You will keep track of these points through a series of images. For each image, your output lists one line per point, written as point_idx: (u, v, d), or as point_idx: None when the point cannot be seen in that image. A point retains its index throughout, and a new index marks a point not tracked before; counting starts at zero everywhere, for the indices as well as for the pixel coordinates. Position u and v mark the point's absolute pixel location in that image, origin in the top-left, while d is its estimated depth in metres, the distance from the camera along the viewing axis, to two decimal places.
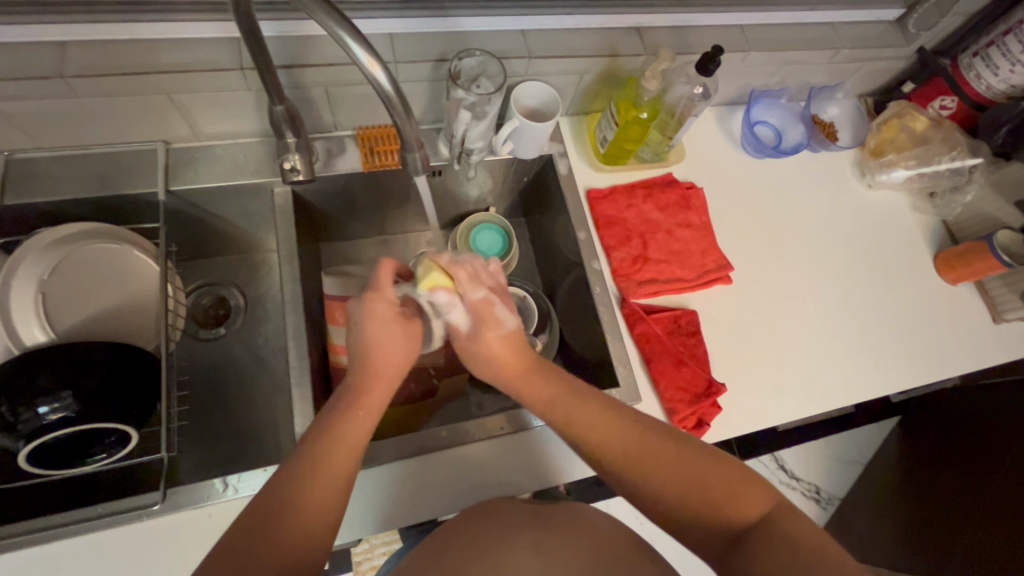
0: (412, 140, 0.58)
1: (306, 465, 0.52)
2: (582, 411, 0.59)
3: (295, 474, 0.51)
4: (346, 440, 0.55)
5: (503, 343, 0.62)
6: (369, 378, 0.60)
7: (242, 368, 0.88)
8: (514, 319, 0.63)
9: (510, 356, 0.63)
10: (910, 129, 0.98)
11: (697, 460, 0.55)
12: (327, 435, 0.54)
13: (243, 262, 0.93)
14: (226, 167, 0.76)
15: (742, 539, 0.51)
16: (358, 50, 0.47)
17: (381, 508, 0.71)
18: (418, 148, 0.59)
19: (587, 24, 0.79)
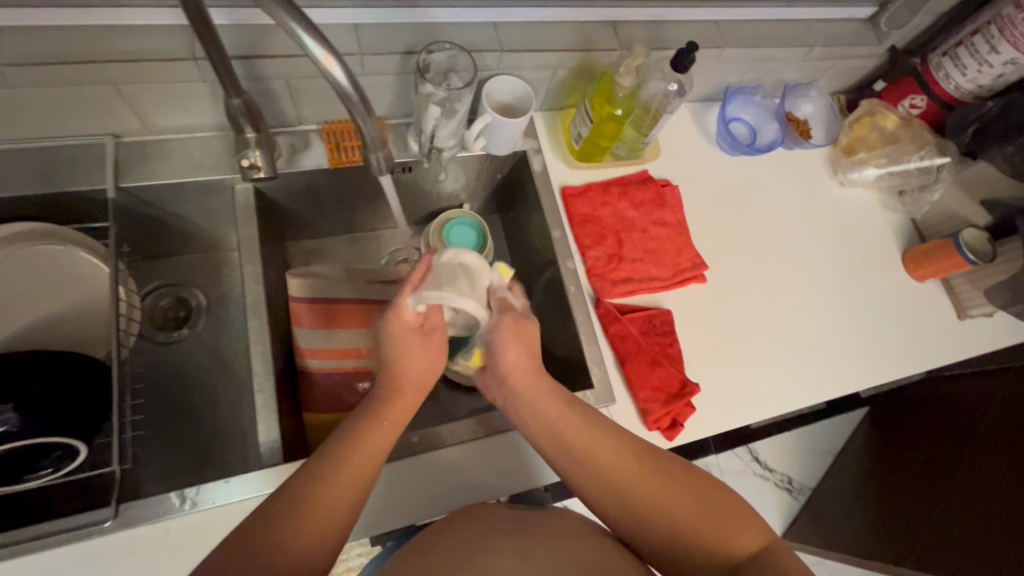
0: (375, 139, 0.55)
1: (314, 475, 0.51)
2: (579, 439, 0.59)
3: (320, 473, 0.52)
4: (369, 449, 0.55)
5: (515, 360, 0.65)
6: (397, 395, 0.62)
7: (205, 372, 0.84)
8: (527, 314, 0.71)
9: (521, 369, 0.65)
10: (881, 128, 0.99)
11: (690, 490, 0.57)
12: (350, 442, 0.55)
13: (205, 261, 0.89)
14: (182, 162, 0.73)
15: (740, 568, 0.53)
16: (312, 44, 0.44)
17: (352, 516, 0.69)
18: (381, 147, 0.56)
19: (560, 18, 0.77)
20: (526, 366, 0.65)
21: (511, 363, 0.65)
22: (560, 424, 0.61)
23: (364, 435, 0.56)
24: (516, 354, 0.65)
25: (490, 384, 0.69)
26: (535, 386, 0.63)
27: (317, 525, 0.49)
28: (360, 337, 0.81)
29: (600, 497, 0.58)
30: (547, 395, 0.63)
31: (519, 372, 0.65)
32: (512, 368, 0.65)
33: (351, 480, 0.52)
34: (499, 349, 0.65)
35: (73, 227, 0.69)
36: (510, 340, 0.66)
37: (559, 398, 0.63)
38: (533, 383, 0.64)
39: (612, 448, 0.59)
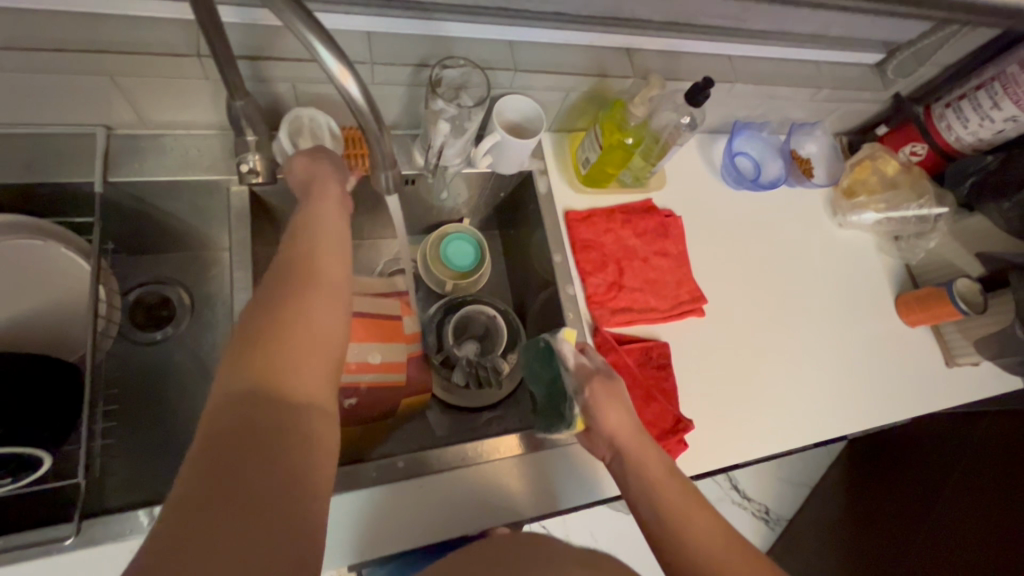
0: (387, 157, 0.53)
1: (270, 368, 0.44)
2: (677, 509, 0.58)
3: (262, 355, 0.45)
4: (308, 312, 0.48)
5: (622, 421, 0.65)
6: (310, 252, 0.53)
7: (183, 376, 0.81)
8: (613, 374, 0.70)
9: (627, 428, 0.64)
10: (881, 172, 1.00)
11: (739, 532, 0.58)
12: (275, 317, 0.47)
13: (191, 259, 0.86)
14: (176, 159, 0.70)
15: None
16: (328, 57, 0.42)
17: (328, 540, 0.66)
18: (392, 166, 0.54)
19: (577, 41, 0.76)
20: (631, 428, 0.64)
21: (614, 427, 0.64)
22: (657, 485, 0.60)
23: (280, 305, 0.48)
24: (618, 417, 0.65)
25: (595, 444, 0.68)
26: (633, 437, 0.64)
27: (288, 396, 0.44)
28: (348, 350, 0.75)
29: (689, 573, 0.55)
30: (653, 455, 0.62)
31: (624, 435, 0.64)
32: (617, 431, 0.64)
33: (310, 344, 0.47)
34: (599, 415, 0.65)
35: (54, 220, 0.65)
36: (607, 404, 0.65)
37: (646, 441, 0.64)
38: (633, 434, 0.64)
39: (710, 529, 0.57)
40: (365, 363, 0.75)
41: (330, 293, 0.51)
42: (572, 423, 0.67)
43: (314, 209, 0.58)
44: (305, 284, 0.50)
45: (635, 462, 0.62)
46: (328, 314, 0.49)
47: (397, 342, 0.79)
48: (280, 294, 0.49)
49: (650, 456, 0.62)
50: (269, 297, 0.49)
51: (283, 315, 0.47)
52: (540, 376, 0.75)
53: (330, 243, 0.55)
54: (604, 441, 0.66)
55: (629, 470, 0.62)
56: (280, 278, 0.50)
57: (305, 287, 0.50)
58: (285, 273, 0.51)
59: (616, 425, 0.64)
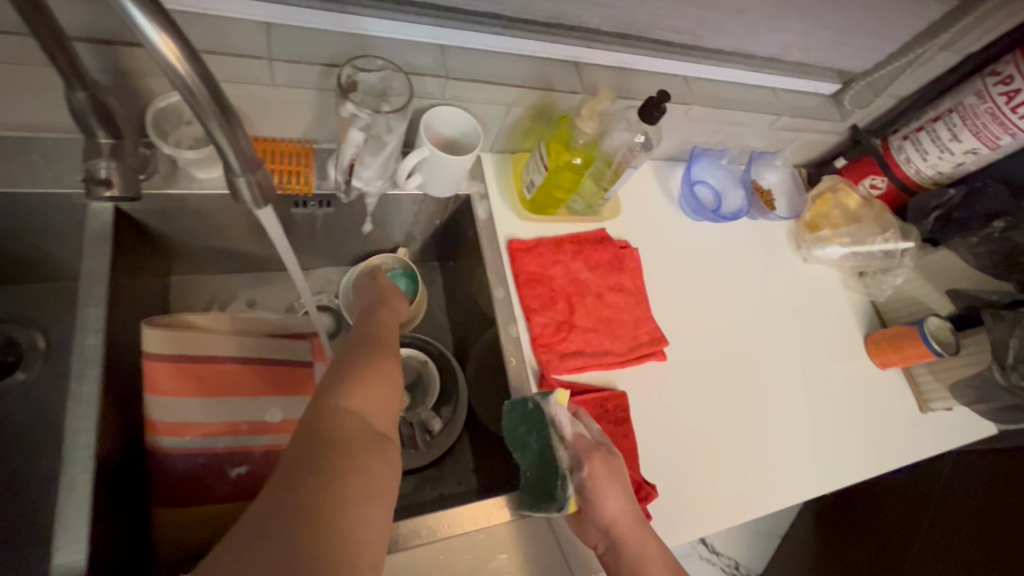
0: (246, 159, 0.40)
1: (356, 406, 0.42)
2: None
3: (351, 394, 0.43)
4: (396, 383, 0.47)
5: (624, 508, 0.55)
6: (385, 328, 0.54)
7: (23, 440, 0.64)
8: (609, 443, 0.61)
9: (629, 516, 0.55)
10: (843, 206, 0.95)
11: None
12: (366, 370, 0.45)
13: (48, 293, 0.70)
14: (14, 168, 0.56)
15: None
16: (143, 20, 0.30)
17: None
18: (253, 172, 0.42)
19: (520, 50, 0.68)
20: (631, 516, 0.55)
21: (612, 515, 0.55)
22: None
23: (371, 359, 0.47)
24: (617, 501, 0.55)
25: (586, 532, 0.57)
26: (629, 523, 0.55)
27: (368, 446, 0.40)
28: (235, 408, 0.63)
29: None
30: (657, 552, 0.54)
31: (624, 523, 0.55)
32: (616, 520, 0.55)
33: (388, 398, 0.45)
34: (596, 499, 0.55)
35: None
36: (607, 484, 0.56)
37: (645, 529, 0.55)
38: (631, 521, 0.55)
39: None
40: (260, 424, 0.64)
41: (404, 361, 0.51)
42: (564, 506, 0.56)
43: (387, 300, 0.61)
44: (390, 354, 0.49)
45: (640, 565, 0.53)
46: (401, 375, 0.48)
47: (305, 396, 0.68)
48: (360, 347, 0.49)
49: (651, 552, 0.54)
50: (359, 353, 0.47)
51: (373, 372, 0.45)
52: (525, 444, 0.61)
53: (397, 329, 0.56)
54: (597, 531, 0.56)
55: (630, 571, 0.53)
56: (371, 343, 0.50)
57: (392, 358, 0.49)
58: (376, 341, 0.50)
59: (615, 512, 0.55)
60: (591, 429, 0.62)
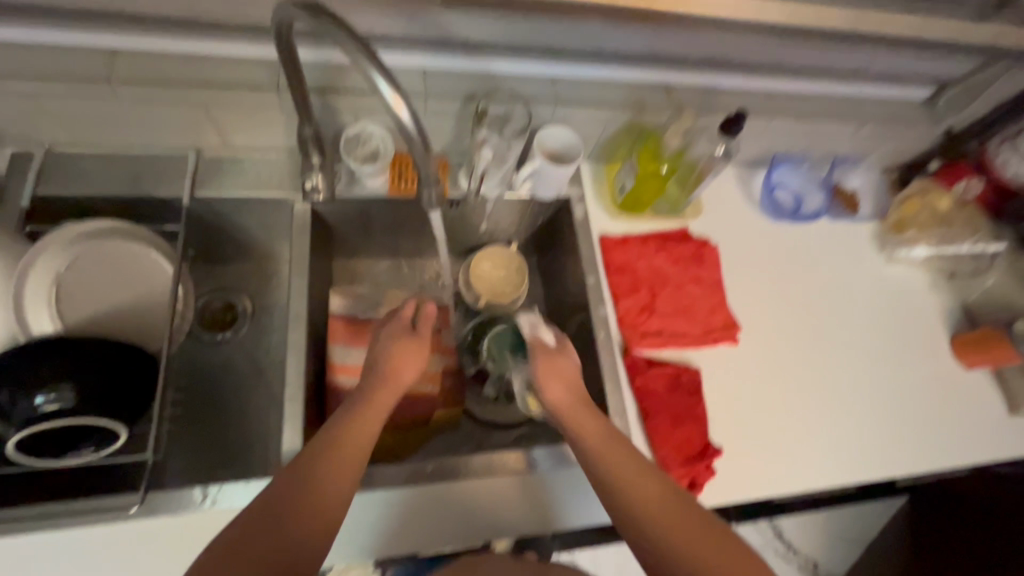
0: (431, 175, 0.57)
1: (286, 514, 0.54)
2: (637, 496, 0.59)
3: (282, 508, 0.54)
4: (323, 516, 0.55)
5: (567, 386, 0.67)
6: (357, 410, 0.64)
7: (241, 376, 0.88)
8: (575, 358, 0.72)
9: (572, 393, 0.67)
10: (933, 207, 0.97)
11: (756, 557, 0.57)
12: (286, 517, 0.54)
13: (253, 271, 0.95)
14: (249, 178, 0.79)
15: None
16: (385, 88, 0.47)
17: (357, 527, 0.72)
18: (435, 184, 0.58)
19: (617, 78, 0.81)
20: (572, 398, 0.66)
21: (556, 399, 0.66)
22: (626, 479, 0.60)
23: (314, 470, 0.57)
24: (558, 390, 0.67)
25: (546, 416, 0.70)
26: (620, 461, 0.61)
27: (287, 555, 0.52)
28: None
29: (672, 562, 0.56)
30: (597, 426, 0.64)
31: (566, 406, 0.66)
32: (558, 404, 0.66)
33: (320, 503, 0.56)
34: (542, 389, 0.68)
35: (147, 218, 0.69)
36: (548, 376, 0.68)
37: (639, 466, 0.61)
38: (622, 457, 0.62)
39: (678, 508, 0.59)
40: None
41: (352, 456, 0.59)
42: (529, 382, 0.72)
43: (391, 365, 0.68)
44: (333, 456, 0.58)
45: (591, 442, 0.63)
46: (339, 477, 0.58)
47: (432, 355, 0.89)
48: (314, 448, 0.59)
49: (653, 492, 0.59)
50: (301, 470, 0.57)
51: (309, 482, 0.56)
52: None
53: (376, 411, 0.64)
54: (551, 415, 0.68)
55: (585, 447, 0.63)
56: (307, 468, 0.57)
57: (331, 461, 0.58)
58: (314, 467, 0.57)
59: (558, 399, 0.66)
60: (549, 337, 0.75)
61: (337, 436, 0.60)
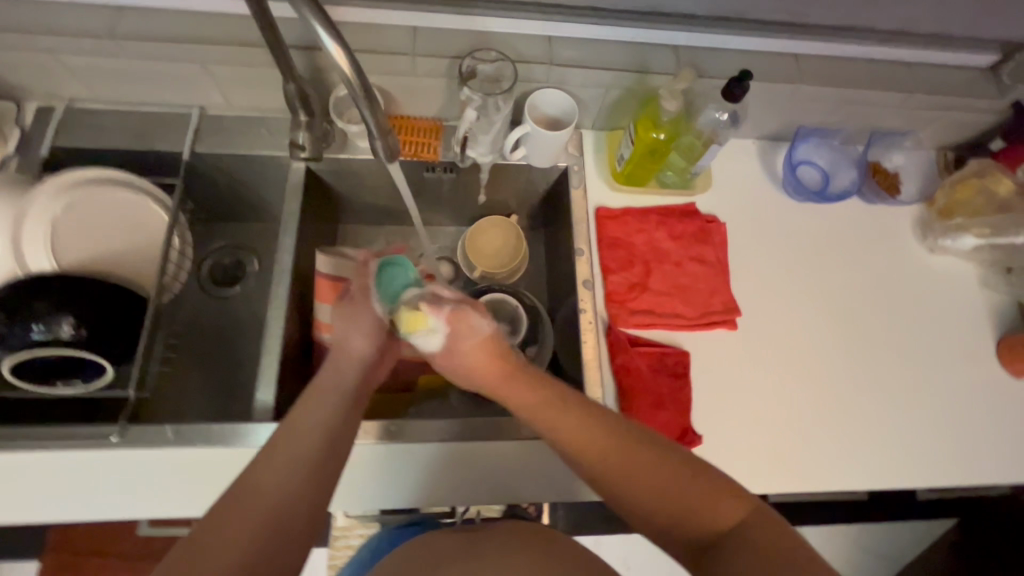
0: (380, 129, 0.56)
1: (248, 495, 0.46)
2: (571, 441, 0.57)
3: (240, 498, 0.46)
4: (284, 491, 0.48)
5: (479, 358, 0.64)
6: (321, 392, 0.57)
7: (241, 330, 0.92)
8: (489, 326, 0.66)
9: (487, 356, 0.64)
10: (991, 193, 0.85)
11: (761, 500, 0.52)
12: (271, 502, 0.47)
13: (261, 231, 0.99)
14: (249, 137, 0.81)
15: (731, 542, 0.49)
16: (327, 40, 0.46)
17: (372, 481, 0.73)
18: (383, 138, 0.57)
19: (618, 38, 0.76)
20: (480, 367, 0.64)
21: (471, 371, 0.65)
22: (562, 428, 0.57)
23: (280, 451, 0.50)
24: (467, 363, 0.65)
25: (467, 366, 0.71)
26: (552, 417, 0.58)
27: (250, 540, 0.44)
28: None
29: (640, 511, 0.54)
30: (519, 389, 0.62)
31: (479, 372, 0.64)
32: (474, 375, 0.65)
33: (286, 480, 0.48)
34: (450, 367, 0.67)
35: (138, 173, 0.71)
36: (448, 360, 0.66)
37: (578, 418, 0.58)
38: (551, 411, 0.59)
39: (597, 438, 0.56)
40: None
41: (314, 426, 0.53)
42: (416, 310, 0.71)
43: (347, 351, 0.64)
44: (298, 432, 0.52)
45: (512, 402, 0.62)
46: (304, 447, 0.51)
47: None
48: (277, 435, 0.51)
49: (598, 441, 0.56)
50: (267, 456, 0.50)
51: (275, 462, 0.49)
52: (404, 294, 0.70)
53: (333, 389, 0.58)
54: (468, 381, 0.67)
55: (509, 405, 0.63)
56: (291, 447, 0.50)
57: (299, 435, 0.51)
58: (302, 446, 0.51)
59: (470, 368, 0.65)
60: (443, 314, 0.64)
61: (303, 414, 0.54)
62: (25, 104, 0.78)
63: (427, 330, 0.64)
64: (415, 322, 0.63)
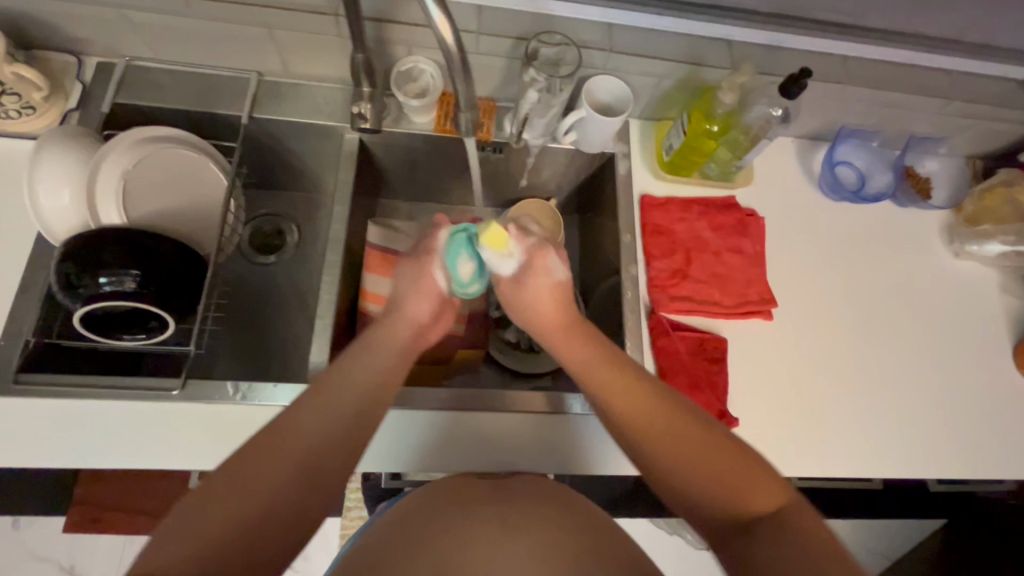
0: (469, 101, 0.59)
1: (315, 400, 0.53)
2: (614, 396, 0.58)
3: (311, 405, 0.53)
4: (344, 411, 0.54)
5: (546, 304, 0.68)
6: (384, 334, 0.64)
7: (281, 297, 0.94)
8: (564, 272, 0.69)
9: (553, 304, 0.68)
10: (1017, 202, 0.88)
11: (801, 496, 0.50)
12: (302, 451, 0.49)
13: (303, 201, 1.00)
14: (305, 105, 0.82)
15: (760, 530, 0.48)
16: (432, 7, 0.46)
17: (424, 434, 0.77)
18: (473, 109, 0.60)
19: (677, 29, 0.78)
20: (546, 299, 0.68)
21: (535, 304, 0.68)
22: (614, 383, 0.58)
23: (339, 374, 0.56)
24: (536, 299, 0.68)
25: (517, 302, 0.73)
26: (606, 378, 0.59)
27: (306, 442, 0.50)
28: None
29: (674, 485, 0.53)
30: (575, 346, 0.64)
31: (546, 308, 0.68)
32: (540, 309, 0.68)
33: (343, 402, 0.54)
34: (514, 304, 0.70)
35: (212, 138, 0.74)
36: (518, 296, 0.69)
37: (632, 382, 0.58)
38: (605, 371, 0.60)
39: (644, 405, 0.56)
40: None
41: (374, 359, 0.59)
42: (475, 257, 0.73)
43: (412, 296, 0.69)
44: (360, 360, 0.59)
45: (564, 354, 0.65)
46: (364, 377, 0.57)
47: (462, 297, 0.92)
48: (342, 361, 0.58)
49: (654, 412, 0.55)
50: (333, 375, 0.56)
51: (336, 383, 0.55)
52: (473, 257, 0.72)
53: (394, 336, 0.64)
54: (529, 319, 0.70)
55: (559, 355, 0.65)
56: (339, 398, 0.54)
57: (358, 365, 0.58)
58: (347, 392, 0.55)
59: (541, 308, 0.68)
60: (525, 245, 0.68)
61: (366, 347, 0.60)
62: (87, 60, 0.79)
63: (501, 253, 0.67)
64: (498, 235, 0.66)
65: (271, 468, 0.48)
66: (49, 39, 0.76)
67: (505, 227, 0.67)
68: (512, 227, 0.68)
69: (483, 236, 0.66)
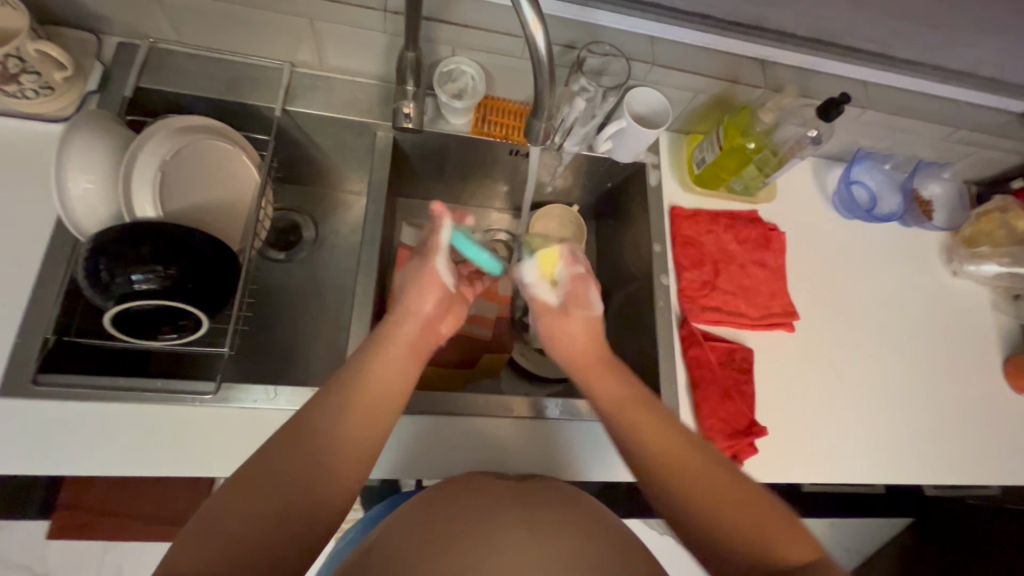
0: (546, 109, 0.60)
1: (330, 402, 0.51)
2: (638, 428, 0.56)
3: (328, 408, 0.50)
4: (361, 413, 0.51)
5: (582, 337, 0.67)
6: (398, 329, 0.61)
7: (298, 295, 0.90)
8: (600, 308, 0.70)
9: (590, 340, 0.67)
10: (1010, 227, 0.95)
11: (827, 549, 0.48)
12: (323, 459, 0.47)
13: (321, 197, 0.97)
14: (339, 99, 0.80)
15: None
16: (527, 10, 0.47)
17: (462, 446, 0.73)
18: (547, 117, 0.62)
19: (716, 46, 0.80)
20: (587, 334, 0.67)
21: (574, 338, 0.67)
22: (645, 426, 0.56)
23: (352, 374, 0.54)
24: (575, 333, 0.68)
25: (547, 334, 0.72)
26: (634, 415, 0.57)
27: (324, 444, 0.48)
28: None
29: (699, 526, 0.49)
30: (608, 382, 0.62)
31: (581, 342, 0.67)
32: (574, 343, 0.67)
33: (361, 403, 0.52)
34: (550, 336, 0.69)
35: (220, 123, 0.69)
36: (562, 326, 0.68)
37: (660, 421, 0.56)
38: (634, 409, 0.58)
39: (671, 441, 0.55)
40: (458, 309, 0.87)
41: (387, 355, 0.57)
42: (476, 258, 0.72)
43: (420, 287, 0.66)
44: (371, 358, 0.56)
45: (593, 389, 0.62)
46: (379, 373, 0.55)
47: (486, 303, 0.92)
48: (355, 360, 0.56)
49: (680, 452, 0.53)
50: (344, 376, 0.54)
51: (351, 383, 0.53)
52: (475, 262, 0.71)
53: (408, 329, 0.62)
54: (557, 352, 0.69)
55: (588, 391, 0.63)
56: (354, 395, 0.52)
57: (371, 362, 0.55)
58: (363, 390, 0.53)
59: (577, 340, 0.67)
60: (568, 276, 0.70)
61: (380, 345, 0.58)
62: (106, 39, 0.74)
63: (555, 277, 0.70)
64: (550, 256, 0.70)
65: (288, 476, 0.45)
66: (68, 14, 0.71)
67: (567, 254, 0.70)
68: (575, 249, 0.71)
69: (538, 254, 0.70)
